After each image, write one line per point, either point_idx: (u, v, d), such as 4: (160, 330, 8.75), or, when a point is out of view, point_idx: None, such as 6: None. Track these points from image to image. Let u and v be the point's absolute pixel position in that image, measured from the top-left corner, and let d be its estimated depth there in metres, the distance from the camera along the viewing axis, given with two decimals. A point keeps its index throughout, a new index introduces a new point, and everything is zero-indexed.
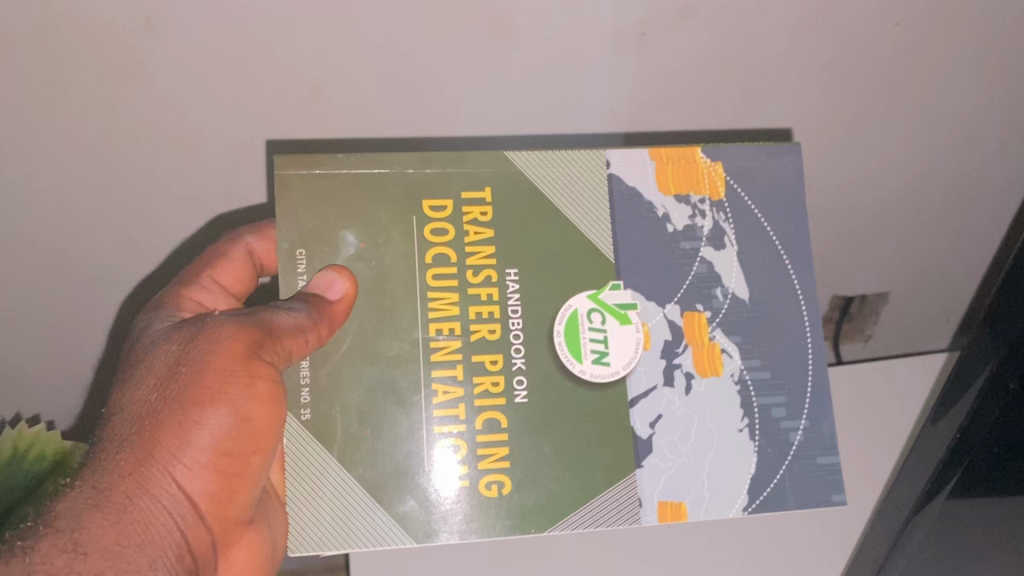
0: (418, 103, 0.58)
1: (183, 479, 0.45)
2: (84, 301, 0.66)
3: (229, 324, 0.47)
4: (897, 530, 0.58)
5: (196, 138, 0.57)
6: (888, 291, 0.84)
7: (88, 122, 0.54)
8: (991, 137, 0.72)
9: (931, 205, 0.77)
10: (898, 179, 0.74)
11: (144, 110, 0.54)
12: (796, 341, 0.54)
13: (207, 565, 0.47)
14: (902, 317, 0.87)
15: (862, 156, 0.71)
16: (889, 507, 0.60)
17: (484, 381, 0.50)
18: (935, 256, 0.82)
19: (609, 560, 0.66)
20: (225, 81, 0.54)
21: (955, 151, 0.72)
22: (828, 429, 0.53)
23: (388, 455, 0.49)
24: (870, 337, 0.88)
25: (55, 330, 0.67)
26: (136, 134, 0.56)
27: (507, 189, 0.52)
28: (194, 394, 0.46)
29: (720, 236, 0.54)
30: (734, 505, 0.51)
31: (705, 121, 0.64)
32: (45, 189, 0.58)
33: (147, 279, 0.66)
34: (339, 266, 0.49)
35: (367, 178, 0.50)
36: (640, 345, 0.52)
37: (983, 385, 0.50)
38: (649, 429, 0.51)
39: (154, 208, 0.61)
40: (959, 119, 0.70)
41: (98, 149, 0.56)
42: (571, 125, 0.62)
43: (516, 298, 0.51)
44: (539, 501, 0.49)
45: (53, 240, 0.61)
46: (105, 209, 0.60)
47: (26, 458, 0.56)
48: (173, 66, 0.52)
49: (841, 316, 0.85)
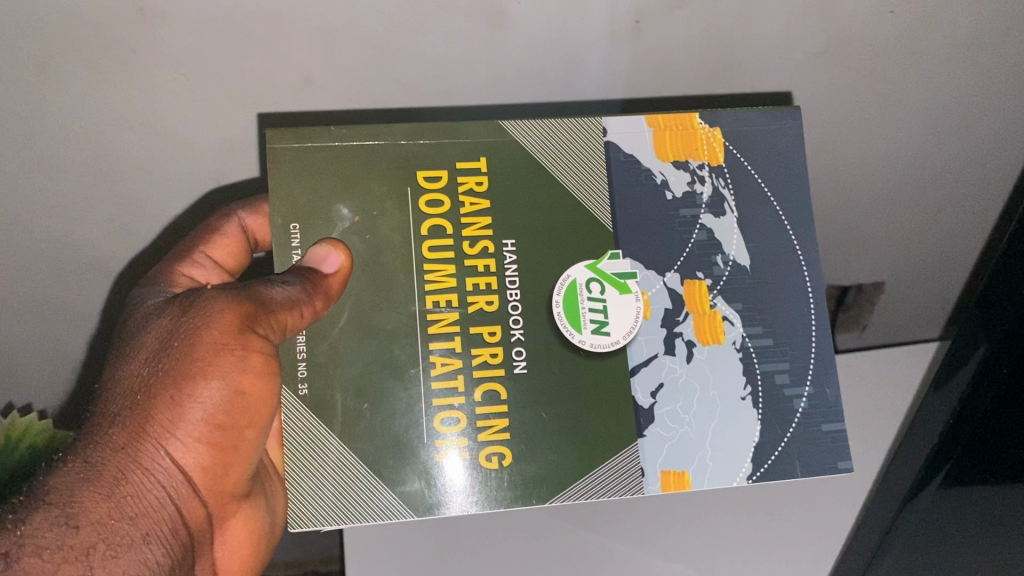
0: (411, 85, 0.57)
1: (177, 453, 0.45)
2: (72, 287, 0.65)
3: (222, 298, 0.47)
4: (887, 523, 0.55)
5: (189, 120, 0.56)
6: (883, 281, 0.82)
7: (79, 109, 0.54)
8: (992, 124, 0.70)
9: (938, 189, 0.75)
10: (898, 161, 0.72)
11: (133, 91, 0.53)
12: (800, 308, 0.53)
13: (202, 538, 0.48)
14: (898, 309, 0.84)
15: (863, 135, 0.69)
16: (878, 498, 0.57)
17: (483, 352, 0.50)
18: (934, 244, 0.79)
19: (610, 543, 0.66)
20: (216, 67, 0.53)
21: (953, 138, 0.71)
22: (832, 396, 0.53)
23: (388, 429, 0.48)
24: (866, 328, 0.85)
25: (40, 315, 0.66)
26: (128, 121, 0.55)
27: (503, 159, 0.51)
28: (186, 368, 0.45)
29: (720, 202, 0.53)
30: (739, 473, 0.51)
31: (700, 99, 0.63)
32: (38, 172, 0.57)
33: (135, 264, 0.65)
34: (335, 240, 0.49)
35: (361, 149, 0.50)
36: (640, 314, 0.51)
37: (975, 374, 0.48)
38: (650, 399, 0.51)
39: (143, 191, 0.60)
40: (963, 103, 0.68)
41: (90, 137, 0.56)
42: (563, 104, 0.61)
43: (514, 269, 0.50)
44: (540, 472, 0.49)
45: (44, 226, 0.60)
46: (93, 193, 0.59)
47: (19, 446, 0.54)
48: (165, 54, 0.51)
49: (836, 306, 0.83)
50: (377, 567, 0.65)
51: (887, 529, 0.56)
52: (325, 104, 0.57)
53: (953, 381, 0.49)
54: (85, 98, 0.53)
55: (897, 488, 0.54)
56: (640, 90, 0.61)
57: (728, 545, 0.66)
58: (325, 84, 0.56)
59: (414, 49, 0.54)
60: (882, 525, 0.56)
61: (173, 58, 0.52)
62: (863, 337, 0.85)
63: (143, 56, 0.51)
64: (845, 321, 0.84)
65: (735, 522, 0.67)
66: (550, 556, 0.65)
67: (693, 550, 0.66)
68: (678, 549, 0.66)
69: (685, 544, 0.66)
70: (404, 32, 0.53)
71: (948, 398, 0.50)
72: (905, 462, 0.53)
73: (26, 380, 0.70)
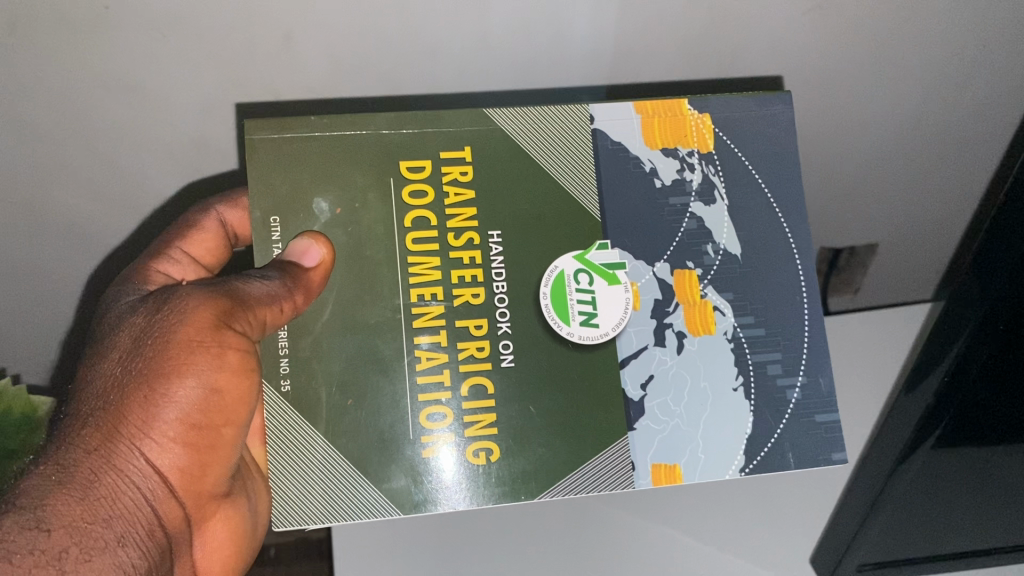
0: (392, 59, 0.55)
1: (152, 454, 0.44)
2: (65, 262, 0.65)
3: (197, 294, 0.46)
4: (868, 504, 0.52)
5: (171, 98, 0.55)
6: (876, 243, 0.81)
7: (53, 77, 0.52)
8: (986, 81, 0.69)
9: (925, 156, 0.74)
10: (890, 125, 0.71)
11: (106, 60, 0.52)
12: (792, 296, 0.52)
13: (181, 539, 0.47)
14: (889, 273, 0.84)
15: (856, 100, 0.68)
16: (851, 490, 0.54)
17: (469, 347, 0.48)
18: (929, 205, 0.79)
19: (600, 512, 0.66)
20: (191, 39, 0.51)
21: (945, 99, 0.69)
22: (825, 386, 0.52)
23: (372, 425, 0.47)
24: (859, 290, 0.85)
25: (32, 293, 0.66)
26: (104, 90, 0.54)
27: (488, 147, 0.50)
28: (160, 366, 0.44)
29: (710, 190, 0.52)
30: (730, 466, 0.50)
31: (693, 66, 0.62)
32: (20, 148, 0.57)
33: (124, 242, 0.64)
34: (316, 233, 0.48)
35: (341, 139, 0.49)
36: (629, 305, 0.50)
37: (972, 332, 0.44)
38: (640, 391, 0.50)
39: (132, 169, 0.60)
40: (949, 68, 0.67)
41: (65, 105, 0.54)
42: (554, 76, 0.60)
43: (500, 260, 0.49)
44: (528, 467, 0.48)
45: (23, 198, 0.59)
46: (81, 170, 0.59)
47: None
48: (136, 20, 0.50)
49: (829, 270, 0.83)
50: (368, 561, 0.64)
51: (863, 520, 0.53)
52: (307, 82, 0.55)
53: (950, 346, 0.45)
54: (67, 75, 0.52)
55: (872, 484, 0.51)
56: (632, 59, 0.60)
57: (724, 513, 0.66)
58: (304, 59, 0.54)
59: (397, 23, 0.53)
60: (858, 520, 0.54)
61: (148, 33, 0.51)
62: (856, 299, 0.85)
63: (120, 31, 0.50)
64: (839, 284, 0.84)
65: (725, 491, 0.67)
66: (548, 527, 0.65)
67: (687, 520, 0.66)
68: (669, 515, 0.66)
69: (679, 516, 0.66)
70: (385, 5, 0.51)
71: (941, 370, 0.46)
72: (876, 461, 0.51)
73: (18, 353, 0.70)
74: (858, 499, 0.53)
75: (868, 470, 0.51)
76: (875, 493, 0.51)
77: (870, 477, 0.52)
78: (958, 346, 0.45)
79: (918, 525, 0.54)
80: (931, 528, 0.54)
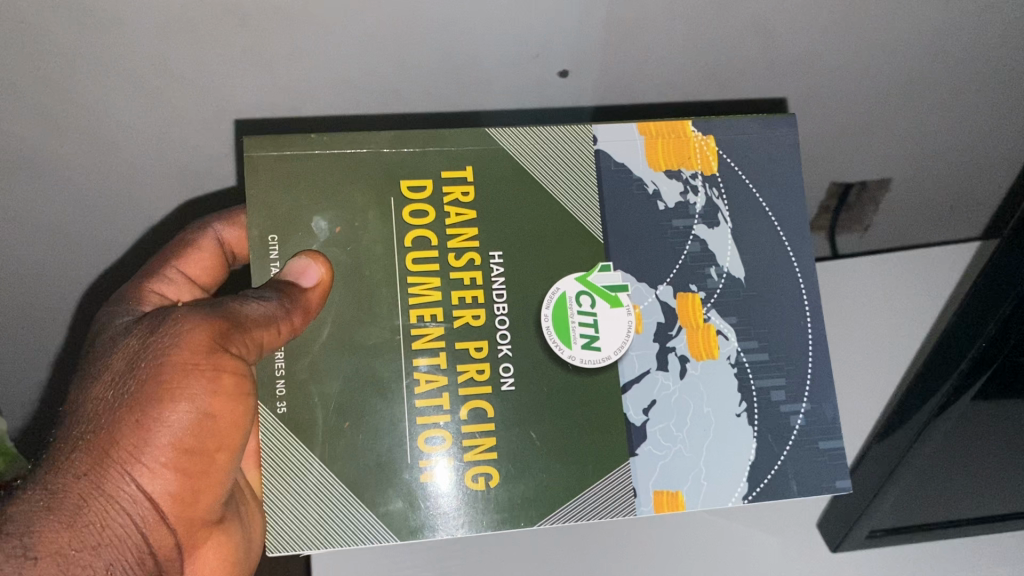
0: (394, 86, 0.55)
1: (143, 479, 0.43)
2: (55, 281, 0.64)
3: (192, 315, 0.45)
4: (883, 474, 0.56)
5: (155, 115, 0.53)
6: (889, 178, 0.74)
7: (45, 117, 0.52)
8: (999, 95, 0.66)
9: (933, 171, 0.74)
10: (896, 149, 0.71)
11: (97, 97, 0.52)
12: (796, 320, 0.51)
13: (171, 567, 0.46)
14: (901, 204, 0.77)
15: (860, 119, 0.67)
16: (870, 459, 0.58)
17: (469, 369, 0.48)
18: (936, 199, 0.78)
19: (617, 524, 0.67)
20: (182, 75, 0.51)
21: (952, 126, 0.69)
22: (830, 412, 0.51)
23: (369, 449, 0.46)
24: (869, 228, 0.80)
25: (43, 321, 0.66)
26: (95, 125, 0.53)
27: (490, 168, 0.49)
28: (153, 390, 0.43)
29: (714, 213, 0.52)
30: (734, 494, 0.49)
31: (706, 75, 0.59)
32: (20, 187, 0.56)
33: (130, 263, 0.64)
34: (314, 252, 0.47)
35: (341, 159, 0.48)
36: (632, 328, 0.49)
37: (1009, 309, 0.45)
38: (642, 416, 0.49)
39: (117, 187, 0.58)
40: (953, 103, 0.67)
41: (60, 143, 0.54)
42: (556, 72, 0.56)
43: (501, 282, 0.49)
44: (529, 493, 0.47)
45: (25, 230, 0.59)
46: (81, 196, 0.58)
47: None
48: (125, 60, 0.49)
49: (839, 206, 0.77)
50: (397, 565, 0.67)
51: (878, 491, 0.57)
52: (301, 93, 0.54)
53: (987, 320, 0.46)
54: (47, 97, 0.51)
55: (891, 458, 0.55)
56: (643, 79, 0.58)
57: None
58: (301, 87, 0.53)
59: (395, 52, 0.52)
60: (875, 486, 0.57)
61: (126, 53, 0.49)
62: (865, 237, 0.81)
63: (98, 53, 0.49)
64: (847, 221, 0.79)
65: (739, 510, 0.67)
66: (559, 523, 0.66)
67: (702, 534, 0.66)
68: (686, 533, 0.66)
69: None
70: (381, 41, 0.51)
71: (978, 338, 0.47)
72: (896, 436, 0.54)
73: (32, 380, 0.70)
74: (875, 473, 0.57)
75: (890, 445, 0.55)
76: (891, 466, 0.55)
77: (891, 451, 0.55)
78: (995, 319, 0.46)
79: (929, 489, 0.58)
80: (944, 492, 0.59)
